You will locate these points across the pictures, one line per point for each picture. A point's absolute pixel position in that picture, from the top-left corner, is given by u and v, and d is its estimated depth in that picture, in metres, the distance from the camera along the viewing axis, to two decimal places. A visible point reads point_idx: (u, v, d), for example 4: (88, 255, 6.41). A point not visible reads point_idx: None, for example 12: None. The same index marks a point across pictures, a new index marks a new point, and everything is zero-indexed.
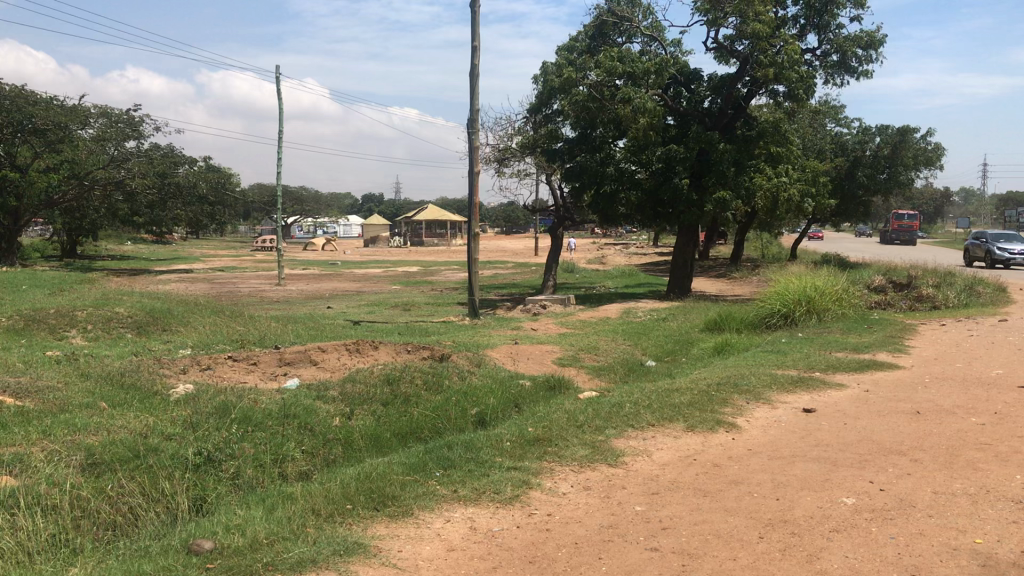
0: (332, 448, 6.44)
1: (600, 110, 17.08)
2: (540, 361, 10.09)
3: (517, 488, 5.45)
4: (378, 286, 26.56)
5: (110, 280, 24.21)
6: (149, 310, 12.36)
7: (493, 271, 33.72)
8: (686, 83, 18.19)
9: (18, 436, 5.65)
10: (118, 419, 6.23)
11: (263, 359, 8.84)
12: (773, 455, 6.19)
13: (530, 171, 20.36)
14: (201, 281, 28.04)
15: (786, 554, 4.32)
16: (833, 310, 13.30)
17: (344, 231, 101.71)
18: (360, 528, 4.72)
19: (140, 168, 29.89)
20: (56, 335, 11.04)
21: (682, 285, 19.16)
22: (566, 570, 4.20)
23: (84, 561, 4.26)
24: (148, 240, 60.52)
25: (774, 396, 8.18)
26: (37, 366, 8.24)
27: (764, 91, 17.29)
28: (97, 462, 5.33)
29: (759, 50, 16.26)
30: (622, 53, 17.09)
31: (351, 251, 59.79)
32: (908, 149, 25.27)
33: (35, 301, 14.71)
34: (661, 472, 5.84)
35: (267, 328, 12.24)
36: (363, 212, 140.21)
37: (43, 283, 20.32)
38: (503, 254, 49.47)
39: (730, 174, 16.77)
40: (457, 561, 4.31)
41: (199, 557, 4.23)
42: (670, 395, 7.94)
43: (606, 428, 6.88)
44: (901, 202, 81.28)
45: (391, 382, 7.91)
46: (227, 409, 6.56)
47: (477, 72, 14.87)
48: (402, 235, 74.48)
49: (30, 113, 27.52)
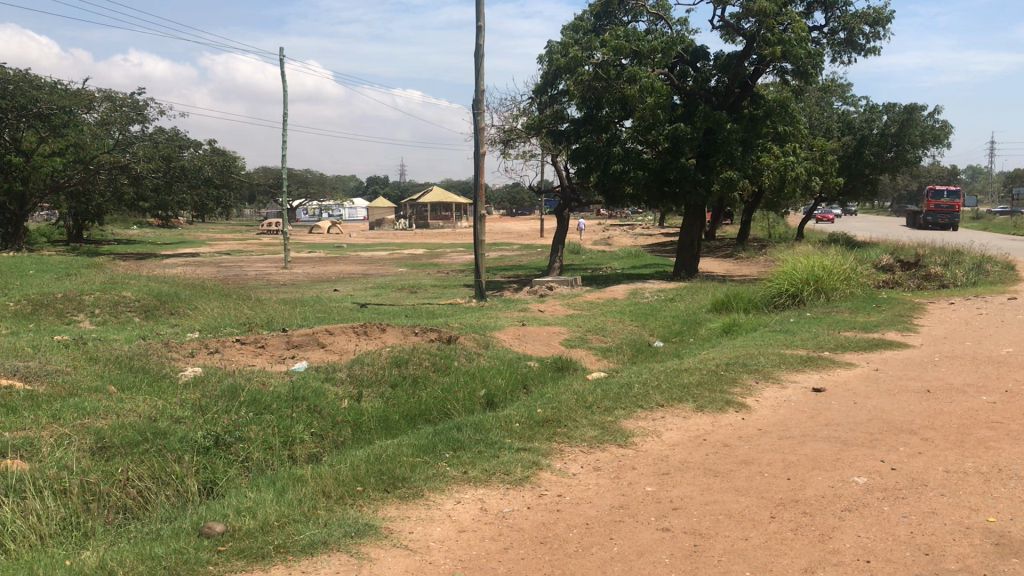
0: (341, 430, 6.45)
1: (606, 89, 16.96)
2: (546, 342, 10.07)
3: (527, 469, 5.44)
4: (385, 269, 26.57)
5: (115, 264, 24.21)
6: (157, 294, 12.35)
7: (499, 254, 33.73)
8: (692, 62, 18.12)
9: (28, 421, 5.62)
10: (127, 403, 6.23)
11: (271, 342, 8.83)
12: (783, 435, 6.16)
13: (536, 153, 20.30)
14: (207, 265, 27.97)
15: (798, 534, 4.31)
16: (841, 290, 13.26)
17: (349, 215, 101.56)
18: (370, 510, 4.72)
19: (145, 152, 29.86)
20: (65, 320, 11.08)
21: (689, 265, 19.04)
22: (577, 551, 4.18)
23: (95, 544, 4.28)
24: (154, 226, 60.45)
25: (783, 375, 8.18)
26: (46, 350, 8.24)
27: (771, 69, 17.14)
28: (107, 446, 5.32)
29: (765, 28, 16.14)
30: (629, 32, 16.97)
31: (358, 234, 59.79)
32: (915, 127, 24.86)
33: (42, 286, 14.68)
34: (670, 453, 5.82)
35: (275, 311, 12.22)
36: (368, 194, 140.24)
37: (51, 268, 20.35)
38: (508, 237, 49.42)
39: (739, 154, 16.59)
40: (468, 542, 4.30)
41: (210, 539, 4.24)
42: (679, 375, 7.94)
43: (615, 408, 6.86)
44: (907, 178, 80.71)
45: (399, 365, 7.89)
46: (235, 392, 6.55)
47: (481, 52, 14.77)
48: (407, 218, 74.50)
49: (34, 97, 27.52)
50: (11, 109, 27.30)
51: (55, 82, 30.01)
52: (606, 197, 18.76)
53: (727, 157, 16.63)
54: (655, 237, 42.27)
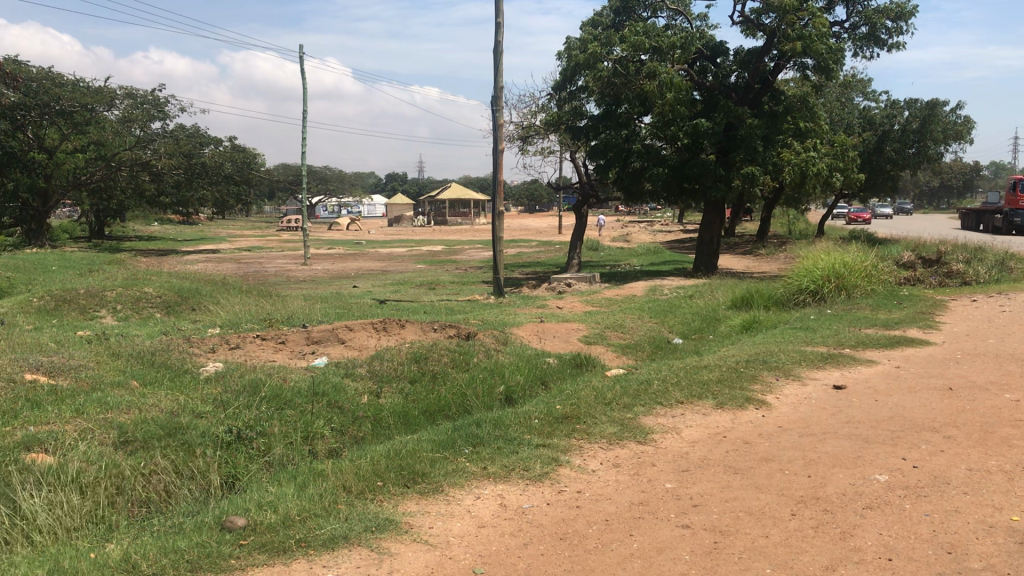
0: (361, 425, 6.47)
1: (625, 85, 16.94)
2: (566, 339, 10.04)
3: (547, 465, 5.44)
4: (403, 266, 26.62)
5: (137, 260, 24.38)
6: (177, 290, 12.49)
7: (517, 250, 33.75)
8: (712, 58, 18.01)
9: (52, 416, 5.67)
10: (150, 397, 6.28)
11: (291, 338, 8.87)
12: (804, 433, 6.13)
13: (554, 149, 20.27)
14: (228, 262, 28.07)
15: (820, 532, 4.29)
16: (862, 287, 13.17)
17: (368, 212, 101.55)
18: (391, 505, 4.74)
19: (166, 148, 30.21)
20: (87, 316, 11.15)
21: (709, 262, 18.91)
22: (596, 548, 4.18)
23: (119, 537, 4.32)
24: (175, 222, 60.70)
25: (803, 373, 8.13)
26: (69, 346, 8.31)
27: (792, 65, 17.00)
28: (130, 440, 5.36)
29: (785, 23, 16.07)
30: (648, 27, 16.87)
31: (379, 231, 59.83)
32: (937, 123, 24.60)
33: (64, 283, 14.84)
34: (690, 450, 5.80)
35: (295, 308, 12.23)
36: (387, 191, 140.52)
37: (74, 264, 20.49)
38: (526, 233, 49.39)
39: (760, 149, 16.48)
40: (488, 538, 4.31)
41: (232, 533, 4.27)
42: (699, 372, 7.92)
43: (635, 406, 6.85)
44: (929, 173, 79.26)
45: (419, 360, 7.91)
46: (257, 387, 6.60)
47: (500, 49, 14.74)
48: (426, 214, 74.43)
49: (57, 96, 27.60)
50: (34, 107, 27.43)
51: (76, 79, 30.20)
52: (625, 194, 18.73)
53: (747, 152, 16.51)
54: (673, 233, 42.00)
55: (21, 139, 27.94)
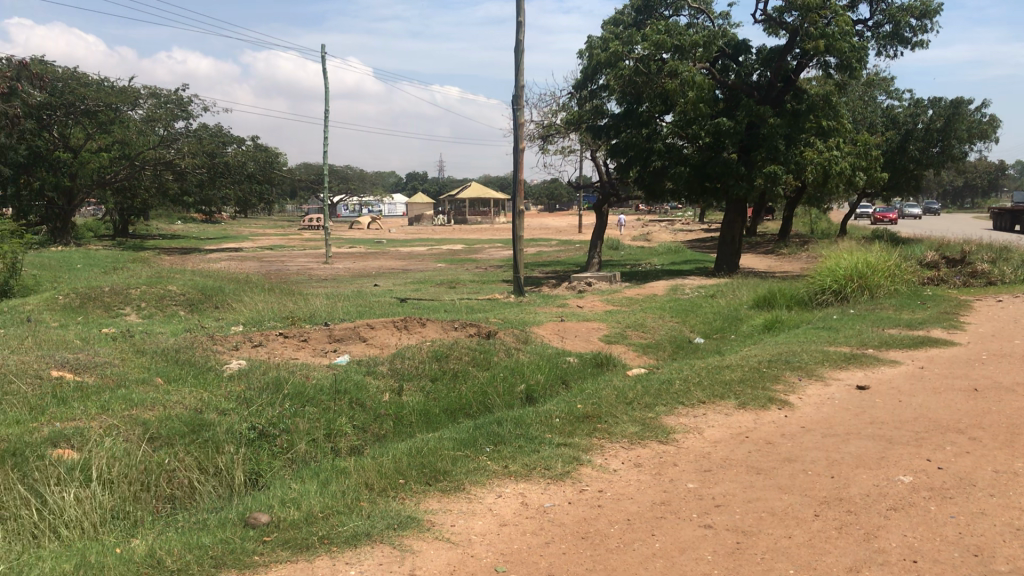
0: (383, 423, 6.50)
1: (646, 84, 16.90)
2: (587, 338, 10.04)
3: (568, 464, 5.44)
4: (423, 264, 26.68)
5: (161, 259, 24.55)
6: (200, 288, 12.59)
7: (537, 249, 33.74)
8: (734, 56, 17.92)
9: (78, 412, 5.73)
10: (174, 394, 6.33)
11: (314, 336, 8.92)
12: (827, 433, 6.10)
13: (574, 148, 20.25)
14: (250, 260, 28.22)
15: (843, 533, 4.27)
16: (885, 287, 13.07)
17: (388, 211, 101.73)
18: (413, 503, 4.75)
19: (189, 147, 30.40)
20: (111, 313, 11.25)
21: (730, 262, 18.82)
22: (618, 547, 4.18)
23: (144, 533, 4.36)
24: (198, 220, 61.03)
25: (826, 373, 8.09)
26: (94, 343, 8.40)
27: (815, 64, 16.89)
28: (155, 437, 5.41)
29: (808, 22, 15.97)
30: (670, 26, 16.81)
31: (399, 229, 59.96)
32: (961, 122, 24.36)
33: (90, 280, 14.99)
34: (713, 450, 5.78)
35: (317, 306, 12.30)
36: (407, 190, 140.88)
37: (99, 262, 20.75)
38: (546, 232, 49.31)
39: (783, 148, 16.39)
40: (509, 536, 4.32)
41: (255, 530, 4.29)
42: (721, 372, 7.88)
43: (657, 405, 6.84)
44: (953, 172, 78.48)
45: (440, 359, 7.93)
46: (280, 384, 6.64)
47: (522, 48, 14.74)
48: (446, 213, 74.55)
49: (82, 95, 28.03)
50: (59, 106, 27.84)
51: (101, 79, 30.51)
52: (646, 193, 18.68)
53: (770, 151, 16.43)
54: (694, 233, 41.83)
55: (46, 138, 28.31)
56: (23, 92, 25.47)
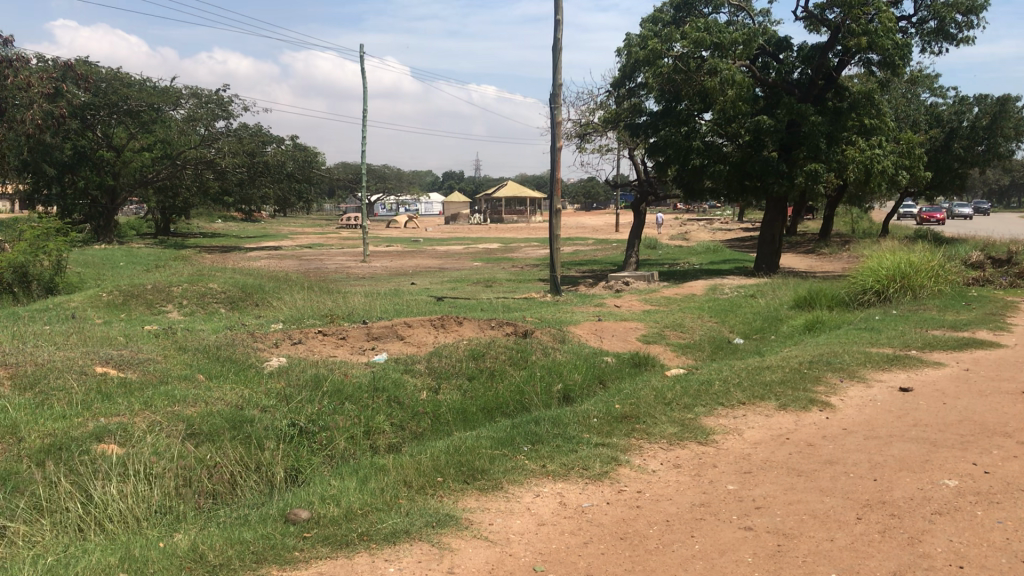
0: (421, 421, 6.53)
1: (685, 82, 16.79)
2: (625, 338, 10.00)
3: (606, 464, 5.42)
4: (460, 263, 26.73)
5: (201, 257, 24.86)
6: (240, 285, 12.73)
7: (574, 248, 33.68)
8: (775, 54, 17.75)
9: (122, 407, 5.82)
10: (215, 391, 6.40)
11: (352, 334, 8.98)
12: (869, 435, 6.02)
13: (612, 147, 20.18)
14: (289, 258, 28.47)
15: (886, 536, 4.20)
16: (928, 288, 12.85)
17: (425, 210, 102.10)
18: (451, 501, 4.76)
19: (229, 147, 30.46)
20: (154, 310, 11.42)
21: (770, 261, 18.62)
22: (658, 548, 4.15)
23: (187, 528, 4.41)
24: (238, 219, 61.74)
25: (869, 374, 7.98)
26: (137, 339, 8.52)
27: (857, 61, 16.67)
28: (197, 433, 5.47)
29: (851, 18, 15.75)
30: (709, 23, 16.69)
31: (436, 228, 60.14)
32: (1008, 119, 23.91)
33: (133, 278, 15.24)
34: (753, 451, 5.73)
35: (355, 304, 12.38)
36: (443, 189, 141.34)
37: (141, 260, 21.11)
38: (583, 231, 49.17)
39: (823, 146, 16.20)
40: (548, 536, 4.31)
41: (296, 526, 4.32)
42: (761, 372, 7.81)
43: (696, 406, 6.79)
44: (998, 171, 77.07)
45: (477, 358, 7.93)
46: (319, 381, 6.69)
47: (560, 46, 14.71)
48: (483, 212, 74.67)
49: (124, 95, 28.76)
50: (103, 106, 28.53)
51: (145, 79, 31.21)
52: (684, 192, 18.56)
53: (810, 149, 16.25)
54: (732, 232, 41.49)
55: (90, 138, 28.86)
56: (67, 92, 25.98)
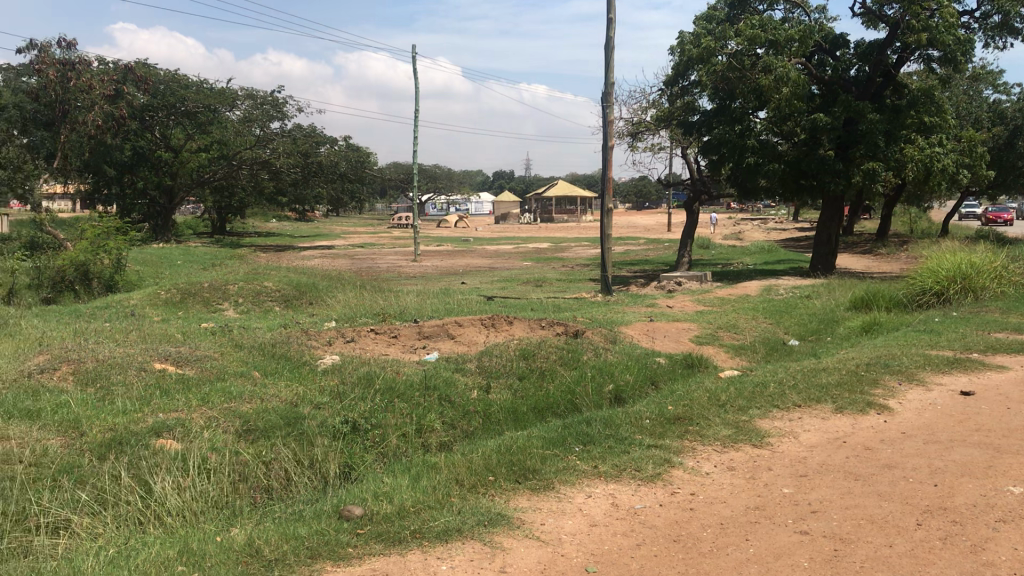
0: (472, 420, 6.54)
1: (740, 80, 16.60)
2: (677, 339, 9.92)
3: (659, 466, 5.37)
4: (511, 262, 26.73)
5: (257, 256, 25.21)
6: (294, 284, 12.88)
7: (625, 248, 33.51)
8: (831, 51, 17.47)
9: (180, 403, 5.93)
10: (270, 388, 6.49)
11: (403, 332, 9.04)
12: (929, 439, 5.88)
13: (664, 146, 20.03)
14: (342, 257, 28.75)
15: (948, 543, 4.10)
16: (991, 289, 12.51)
17: (475, 210, 102.39)
18: (503, 500, 4.76)
19: (285, 148, 30.68)
20: (210, 308, 11.61)
21: (825, 262, 18.31)
22: (712, 551, 4.11)
23: (243, 522, 4.47)
24: (292, 219, 62.56)
25: (928, 377, 7.80)
26: (194, 337, 8.67)
27: (916, 57, 16.32)
28: (252, 429, 5.55)
29: (910, 14, 15.43)
30: (765, 20, 16.49)
31: (487, 228, 60.20)
32: None
33: (191, 276, 15.52)
34: (809, 454, 5.64)
35: (407, 302, 12.44)
36: (494, 189, 141.61)
37: (198, 259, 21.50)
38: (634, 231, 48.87)
39: (882, 144, 15.90)
40: (601, 537, 4.29)
41: (350, 522, 4.36)
42: (817, 374, 7.68)
43: (750, 408, 6.70)
44: None
45: (528, 357, 7.93)
46: (371, 379, 6.74)
47: (612, 45, 14.63)
48: (533, 212, 74.63)
49: (182, 97, 29.07)
50: (161, 108, 28.92)
51: (202, 81, 31.82)
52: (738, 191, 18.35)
53: (868, 148, 15.96)
54: (786, 232, 40.89)
55: (149, 139, 29.49)
56: (127, 95, 26.58)
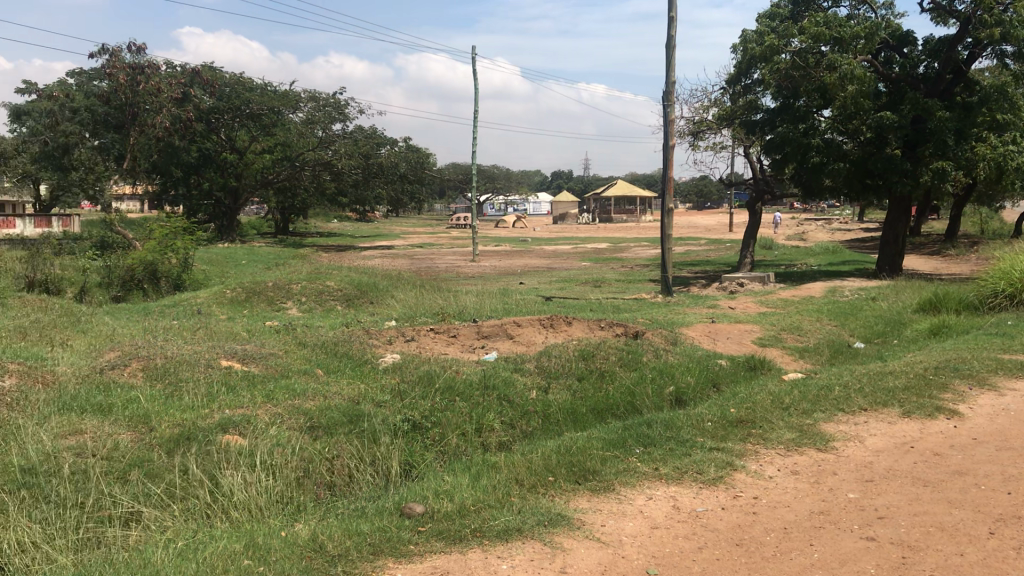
0: (531, 420, 6.55)
1: (804, 78, 16.35)
2: (739, 341, 9.79)
3: (721, 469, 5.31)
4: (570, 262, 26.67)
5: (318, 256, 25.55)
6: (356, 284, 13.02)
7: (684, 249, 33.19)
8: (899, 48, 17.09)
9: (245, 400, 6.04)
10: (333, 386, 6.57)
11: (463, 332, 9.09)
12: (1002, 446, 5.71)
13: (725, 145, 19.80)
14: (401, 257, 29.00)
15: (1023, 554, 3.98)
16: None
17: (533, 210, 102.37)
18: (562, 501, 4.76)
19: (346, 149, 31.00)
20: (274, 307, 11.81)
21: (891, 263, 17.91)
22: (775, 555, 4.05)
23: (306, 518, 4.54)
24: (352, 219, 63.29)
25: (1001, 382, 7.58)
26: (259, 335, 8.83)
27: (988, 53, 15.89)
28: (315, 426, 5.64)
29: (982, 9, 15.02)
30: (830, 17, 16.22)
31: (546, 228, 60.12)
32: None
33: (255, 276, 15.79)
34: (875, 459, 5.52)
35: (466, 302, 12.50)
36: (552, 189, 141.48)
37: (262, 259, 21.85)
38: (694, 231, 48.35)
39: (951, 143, 15.52)
40: (662, 539, 4.26)
41: (411, 520, 4.40)
42: (884, 378, 7.52)
43: (815, 411, 6.59)
44: None
45: (587, 358, 7.91)
46: (431, 378, 6.79)
47: (673, 43, 14.51)
48: (592, 212, 74.34)
49: (246, 99, 29.54)
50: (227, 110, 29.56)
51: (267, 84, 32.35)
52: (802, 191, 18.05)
53: (937, 146, 15.59)
54: (851, 232, 40.06)
55: (214, 141, 30.12)
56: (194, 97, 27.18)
